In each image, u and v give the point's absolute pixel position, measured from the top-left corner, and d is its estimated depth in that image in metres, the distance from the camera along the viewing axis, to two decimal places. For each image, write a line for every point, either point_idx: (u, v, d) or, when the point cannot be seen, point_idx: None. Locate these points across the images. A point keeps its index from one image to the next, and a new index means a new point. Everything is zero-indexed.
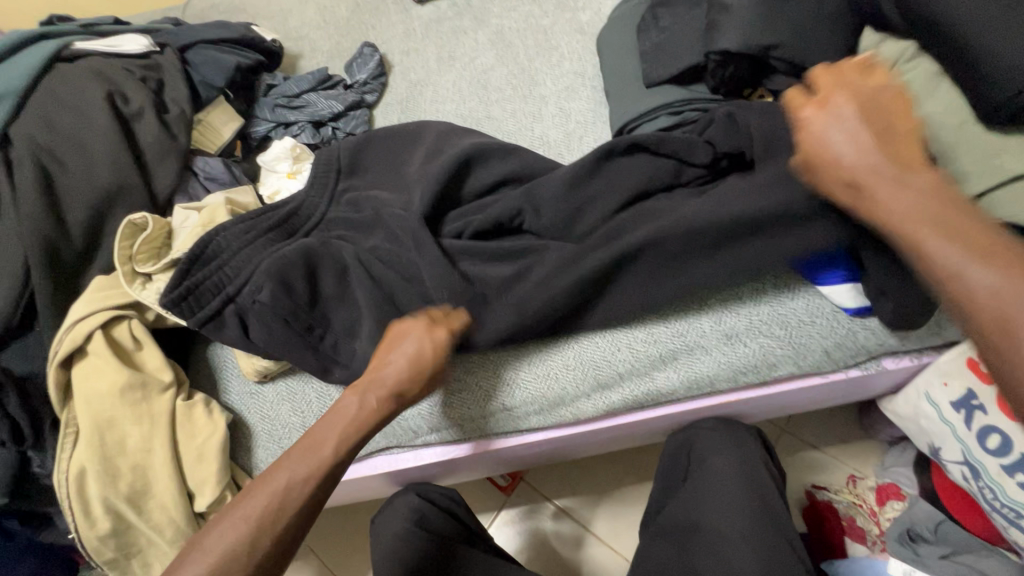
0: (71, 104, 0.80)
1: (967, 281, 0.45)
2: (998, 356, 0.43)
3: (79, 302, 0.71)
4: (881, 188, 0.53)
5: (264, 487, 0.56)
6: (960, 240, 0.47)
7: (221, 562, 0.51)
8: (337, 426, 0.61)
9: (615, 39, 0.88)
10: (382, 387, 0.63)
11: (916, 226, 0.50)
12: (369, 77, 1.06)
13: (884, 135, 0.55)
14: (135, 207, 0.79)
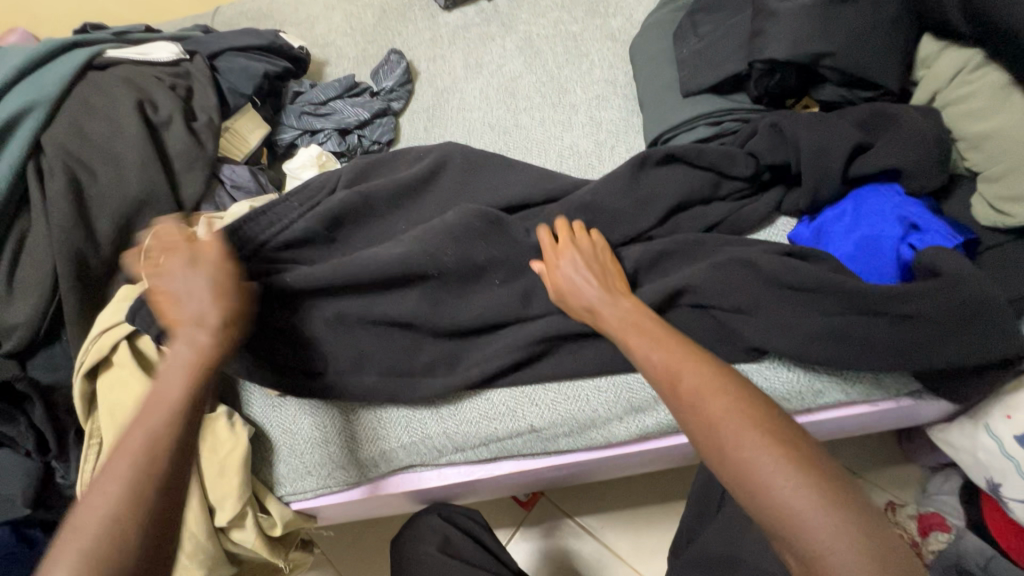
0: (102, 112, 0.80)
1: (753, 464, 0.44)
2: (705, 429, 0.48)
3: (105, 311, 0.70)
4: (602, 305, 0.60)
5: (125, 446, 0.47)
6: (731, 419, 0.47)
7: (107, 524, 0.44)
8: (178, 372, 0.51)
9: (650, 46, 0.85)
10: (203, 321, 0.53)
11: (623, 333, 0.57)
12: (395, 84, 1.04)
13: (638, 334, 0.56)
14: (162, 216, 0.78)
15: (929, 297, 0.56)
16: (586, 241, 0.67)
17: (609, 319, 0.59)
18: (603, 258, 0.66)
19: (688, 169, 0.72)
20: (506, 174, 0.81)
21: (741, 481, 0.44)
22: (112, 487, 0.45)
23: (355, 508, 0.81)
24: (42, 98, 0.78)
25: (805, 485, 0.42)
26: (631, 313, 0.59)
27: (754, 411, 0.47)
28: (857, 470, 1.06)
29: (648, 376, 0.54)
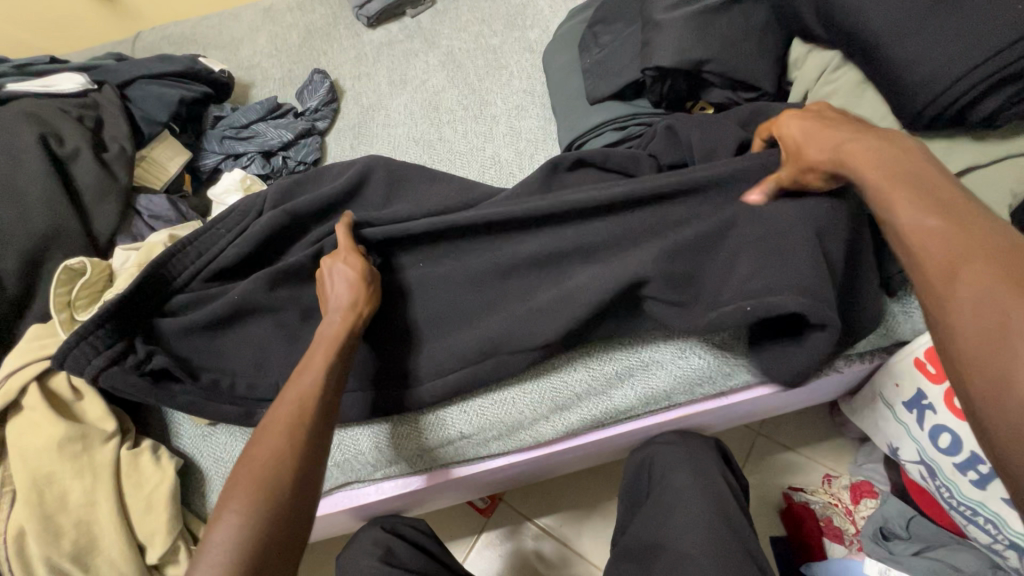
0: (3, 148, 0.77)
1: (995, 333, 0.37)
2: (933, 281, 0.42)
3: (13, 354, 0.68)
4: (829, 156, 0.54)
5: (283, 401, 0.55)
6: (987, 285, 0.39)
7: (262, 476, 0.49)
8: (320, 345, 0.60)
9: (560, 57, 0.89)
10: (346, 309, 0.63)
11: (878, 182, 0.49)
12: (319, 104, 1.05)
13: (909, 191, 0.47)
14: (73, 252, 0.76)
15: None
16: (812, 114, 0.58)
17: (858, 160, 0.51)
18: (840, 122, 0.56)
19: (598, 173, 0.76)
20: (427, 188, 0.82)
21: (984, 348, 0.38)
22: (275, 436, 0.52)
23: None
24: None
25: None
26: (890, 160, 0.49)
27: (1013, 267, 0.39)
28: (794, 447, 1.11)
29: (895, 242, 0.47)
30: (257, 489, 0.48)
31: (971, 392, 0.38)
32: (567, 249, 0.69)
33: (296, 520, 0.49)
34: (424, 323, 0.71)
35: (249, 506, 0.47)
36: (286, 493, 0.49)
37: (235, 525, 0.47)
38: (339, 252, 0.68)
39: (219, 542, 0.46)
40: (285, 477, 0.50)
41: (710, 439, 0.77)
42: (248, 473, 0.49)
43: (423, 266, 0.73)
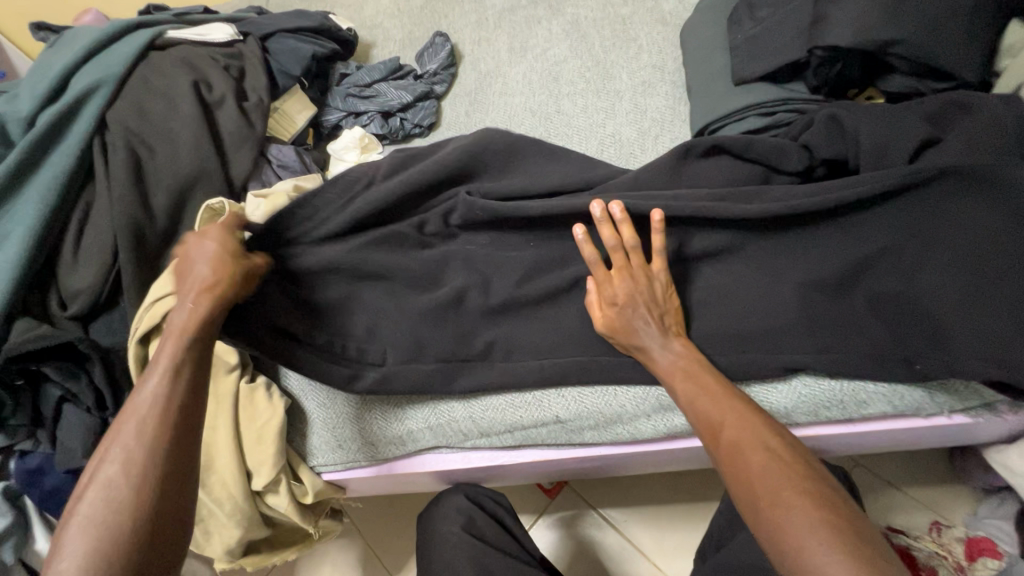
0: (161, 91, 0.83)
1: (786, 516, 0.45)
2: (750, 470, 0.49)
3: (160, 280, 0.73)
4: (655, 351, 0.61)
5: (129, 411, 0.49)
6: (775, 473, 0.48)
7: (105, 509, 0.45)
8: (171, 334, 0.53)
9: (703, 32, 0.82)
10: (207, 289, 0.55)
11: (677, 385, 0.58)
12: (439, 67, 1.04)
13: (696, 391, 0.57)
14: (212, 193, 0.81)
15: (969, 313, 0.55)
16: (644, 273, 0.63)
17: (663, 364, 0.60)
18: (662, 298, 0.63)
19: (732, 162, 0.69)
20: (545, 163, 0.79)
21: (770, 536, 0.46)
22: (115, 461, 0.46)
23: (383, 483, 0.83)
24: (107, 78, 0.82)
25: (832, 538, 0.43)
26: (686, 356, 0.60)
27: (799, 478, 0.47)
28: (899, 485, 1.01)
29: (691, 423, 0.56)
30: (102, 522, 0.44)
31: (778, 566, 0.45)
32: (702, 256, 0.66)
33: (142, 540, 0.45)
34: (537, 302, 0.71)
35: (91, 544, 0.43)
36: (133, 519, 0.45)
37: (77, 553, 0.43)
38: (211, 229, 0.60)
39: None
40: (123, 512, 0.45)
41: None
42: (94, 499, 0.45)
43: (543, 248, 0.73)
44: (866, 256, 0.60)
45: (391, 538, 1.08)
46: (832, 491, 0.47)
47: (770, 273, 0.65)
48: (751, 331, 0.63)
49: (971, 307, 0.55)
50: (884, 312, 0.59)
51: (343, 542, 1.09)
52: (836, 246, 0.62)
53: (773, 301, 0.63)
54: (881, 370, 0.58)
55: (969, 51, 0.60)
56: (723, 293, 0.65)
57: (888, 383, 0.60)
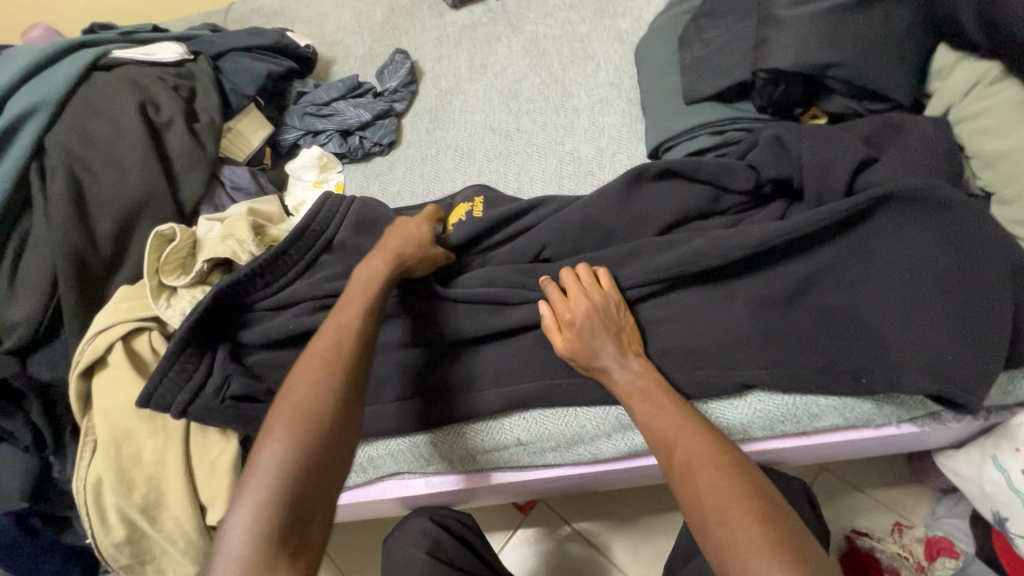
0: (105, 113, 0.81)
1: (732, 535, 0.46)
2: (699, 485, 0.50)
3: (104, 312, 0.72)
4: (613, 370, 0.61)
5: (323, 336, 0.55)
6: (723, 493, 0.48)
7: (311, 423, 0.49)
8: (365, 282, 0.60)
9: (656, 52, 0.84)
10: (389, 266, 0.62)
11: (633, 401, 0.59)
12: (399, 85, 1.04)
13: (652, 407, 0.58)
14: (161, 218, 0.79)
15: (910, 328, 0.56)
16: (599, 290, 0.65)
17: (621, 385, 0.60)
18: (616, 314, 0.64)
19: (683, 184, 0.71)
20: None
21: (715, 550, 0.47)
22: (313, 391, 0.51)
23: (347, 510, 0.81)
24: (46, 100, 0.79)
25: (775, 558, 0.43)
26: (643, 375, 0.61)
27: (746, 492, 0.48)
28: (863, 487, 1.03)
29: (647, 441, 0.57)
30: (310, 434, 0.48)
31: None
32: (661, 279, 0.65)
33: (329, 457, 0.49)
34: (496, 326, 0.69)
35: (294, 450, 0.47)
36: (316, 454, 0.48)
37: (276, 452, 0.47)
38: (424, 218, 0.69)
39: (263, 466, 0.47)
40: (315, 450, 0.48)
41: (788, 481, 0.70)
42: (293, 402, 0.50)
43: (503, 269, 0.73)
44: (811, 272, 0.62)
45: (360, 563, 1.05)
46: (779, 510, 0.47)
47: (722, 291, 0.66)
48: (706, 348, 0.64)
49: (910, 323, 0.56)
50: (830, 328, 0.61)
51: None
52: (783, 265, 0.64)
53: (726, 317, 0.64)
54: (827, 384, 0.60)
55: (903, 72, 0.62)
56: (678, 311, 0.66)
57: (839, 396, 0.61)
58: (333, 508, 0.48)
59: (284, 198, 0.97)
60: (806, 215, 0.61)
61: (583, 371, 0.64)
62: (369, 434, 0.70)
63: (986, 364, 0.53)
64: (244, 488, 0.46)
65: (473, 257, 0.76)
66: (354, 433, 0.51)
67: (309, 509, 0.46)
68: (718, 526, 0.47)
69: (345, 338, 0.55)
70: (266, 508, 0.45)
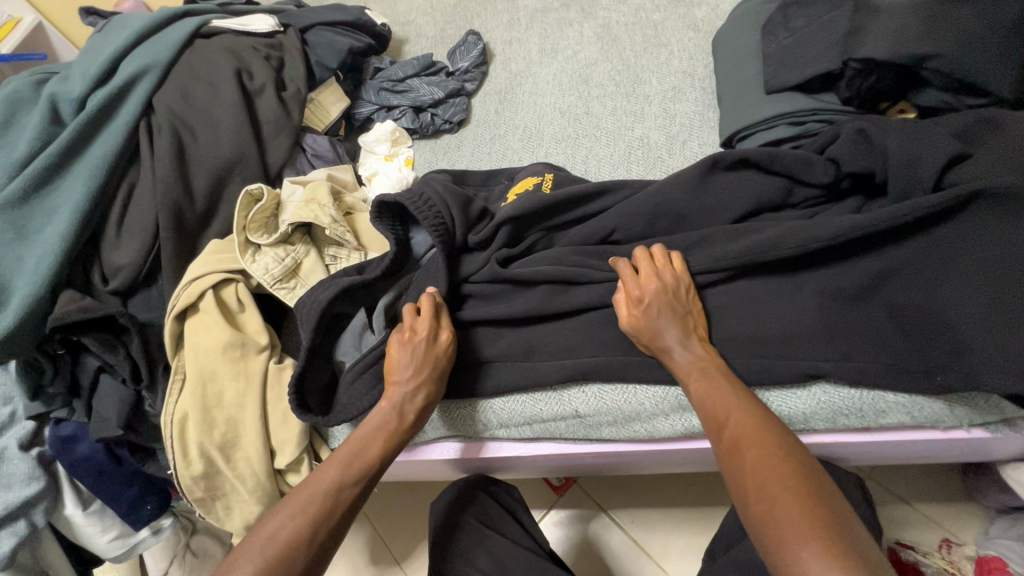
0: (205, 78, 0.86)
1: (772, 509, 0.48)
2: (747, 464, 0.52)
3: (197, 261, 0.77)
4: (675, 351, 0.62)
5: (331, 465, 0.58)
6: (769, 472, 0.50)
7: (280, 553, 0.51)
8: (378, 436, 0.61)
9: (736, 41, 0.83)
10: (412, 405, 0.64)
11: (689, 380, 0.60)
12: (470, 65, 1.06)
13: (709, 389, 0.59)
14: (249, 179, 0.84)
15: (998, 326, 0.55)
16: (670, 273, 0.66)
17: (681, 365, 0.62)
18: (685, 298, 0.65)
19: (759, 174, 0.71)
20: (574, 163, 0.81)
21: (756, 522, 0.49)
22: (295, 516, 0.54)
23: (400, 468, 0.85)
24: (155, 63, 0.85)
25: (813, 534, 0.45)
26: (705, 359, 0.62)
27: (792, 473, 0.50)
28: (911, 501, 1.01)
29: (699, 419, 0.59)
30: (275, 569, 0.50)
31: (766, 559, 0.47)
32: (734, 266, 0.66)
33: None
34: (563, 301, 0.71)
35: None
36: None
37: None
38: (424, 331, 0.66)
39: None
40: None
41: (841, 478, 0.70)
42: (280, 528, 0.53)
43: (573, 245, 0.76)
44: (888, 268, 0.61)
45: (402, 523, 1.10)
46: (824, 492, 0.48)
47: (791, 282, 0.66)
48: (774, 337, 0.64)
49: (995, 323, 0.55)
50: (905, 326, 0.60)
51: (354, 526, 1.12)
52: (857, 260, 0.63)
53: (798, 306, 0.64)
54: (898, 380, 0.59)
55: (1003, 68, 0.61)
56: (748, 301, 0.66)
57: (904, 394, 0.60)
58: None
59: (357, 168, 1.01)
60: (887, 209, 0.60)
61: (641, 348, 0.66)
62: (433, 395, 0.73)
63: None
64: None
65: (542, 238, 0.77)
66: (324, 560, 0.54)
67: None
68: (761, 501, 0.49)
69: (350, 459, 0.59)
70: None
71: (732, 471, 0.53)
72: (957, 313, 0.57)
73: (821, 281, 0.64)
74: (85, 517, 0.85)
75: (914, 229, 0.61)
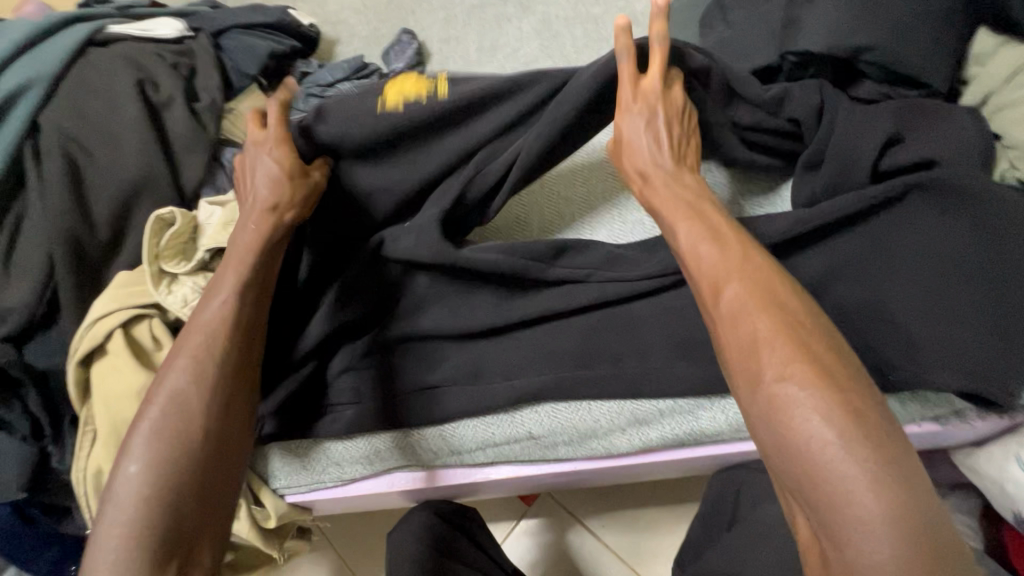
0: (102, 92, 0.78)
1: (787, 394, 0.40)
2: (752, 338, 0.43)
3: (103, 297, 0.69)
4: (656, 178, 0.55)
5: (195, 327, 0.54)
6: (765, 343, 0.42)
7: (176, 419, 0.49)
8: (233, 258, 0.57)
9: (675, 34, 0.81)
10: (266, 212, 0.59)
11: (673, 216, 0.52)
12: (405, 66, 1.00)
13: (694, 228, 0.50)
14: (160, 201, 0.76)
15: (945, 322, 0.55)
16: (652, 88, 0.56)
17: (662, 200, 0.54)
18: (681, 134, 0.57)
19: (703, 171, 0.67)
20: None
21: (770, 412, 0.40)
22: (178, 380, 0.51)
23: (350, 502, 0.80)
24: (40, 77, 0.75)
25: (839, 422, 0.38)
26: (687, 194, 0.54)
27: (807, 348, 0.41)
28: None
29: (684, 270, 0.50)
30: (176, 437, 0.49)
31: (755, 432, 0.42)
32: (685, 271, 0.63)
33: (208, 479, 0.49)
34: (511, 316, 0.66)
35: (163, 446, 0.48)
36: (190, 439, 0.49)
37: (130, 475, 0.47)
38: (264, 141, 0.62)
39: (126, 475, 0.47)
40: (189, 438, 0.49)
41: None
42: (162, 400, 0.50)
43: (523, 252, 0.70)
44: (834, 266, 0.60)
45: (364, 552, 1.05)
46: (840, 356, 0.41)
47: None
48: None
49: (944, 319, 0.55)
50: (856, 325, 0.59)
51: (313, 560, 1.06)
52: (806, 257, 0.61)
53: None
54: None
55: (936, 60, 0.60)
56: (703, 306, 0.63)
57: (860, 394, 0.59)
58: (224, 492, 0.50)
59: None
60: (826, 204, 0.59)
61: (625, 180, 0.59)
62: (379, 427, 0.68)
63: (1012, 361, 0.52)
64: (111, 490, 0.47)
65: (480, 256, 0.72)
66: (239, 404, 0.53)
67: (198, 498, 0.48)
68: (766, 387, 0.41)
69: (208, 298, 0.56)
70: (138, 513, 0.45)
71: (734, 347, 0.44)
72: (908, 308, 0.56)
73: None
74: None
75: (856, 221, 0.60)
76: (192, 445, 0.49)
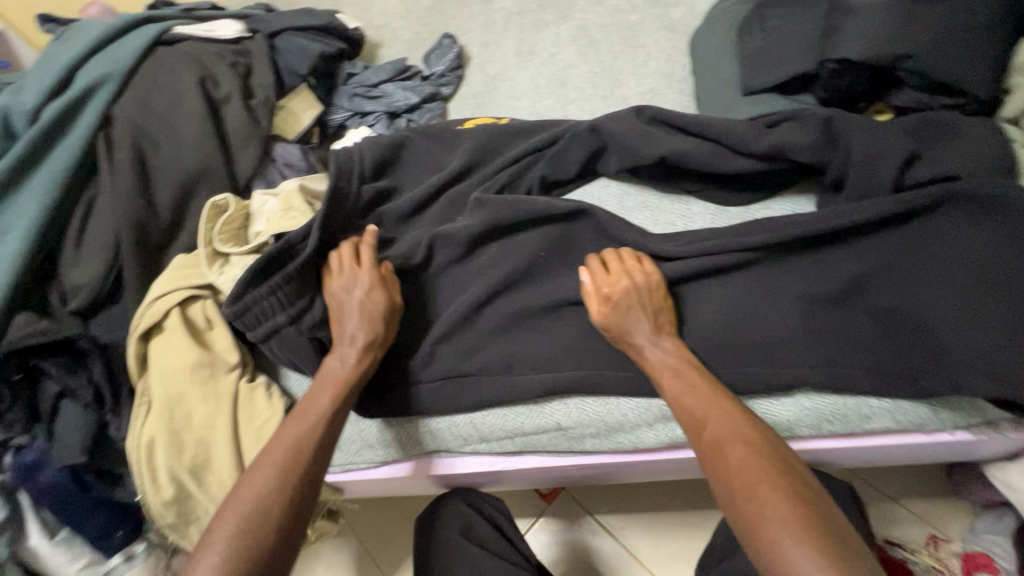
0: (168, 88, 0.83)
1: (762, 512, 0.47)
2: (727, 465, 0.51)
3: (162, 278, 0.74)
4: (641, 336, 0.61)
5: (281, 439, 0.59)
6: (754, 470, 0.49)
7: (251, 515, 0.54)
8: (326, 386, 0.63)
9: (713, 42, 0.82)
10: (362, 345, 0.65)
11: (659, 374, 0.59)
12: (446, 69, 1.04)
13: (681, 385, 0.57)
14: (216, 190, 0.81)
15: (977, 331, 0.55)
16: (639, 272, 0.65)
17: (649, 359, 0.61)
18: (657, 296, 0.64)
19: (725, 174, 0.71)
20: None
21: (748, 535, 0.47)
22: (256, 486, 0.56)
23: (380, 486, 0.83)
24: (114, 72, 0.81)
25: (804, 540, 0.44)
26: (675, 355, 0.60)
27: (781, 477, 0.49)
28: (898, 498, 1.00)
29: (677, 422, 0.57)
30: (247, 531, 0.53)
31: (742, 544, 0.48)
32: (715, 270, 0.65)
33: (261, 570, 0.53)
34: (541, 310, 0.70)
35: (235, 539, 0.53)
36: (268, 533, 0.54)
37: (219, 556, 0.52)
38: (348, 280, 0.67)
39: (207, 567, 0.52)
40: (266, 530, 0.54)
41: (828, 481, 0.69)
42: (240, 504, 0.55)
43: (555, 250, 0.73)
44: (863, 273, 0.61)
45: (388, 539, 1.08)
46: (807, 486, 0.49)
47: (772, 286, 0.64)
48: (758, 344, 0.62)
49: (979, 327, 0.55)
50: (887, 328, 0.59)
51: (338, 544, 1.09)
52: (836, 264, 0.62)
53: (784, 313, 0.62)
54: (885, 388, 0.58)
55: (977, 69, 0.61)
56: (735, 308, 0.64)
57: (890, 400, 0.59)
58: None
59: None
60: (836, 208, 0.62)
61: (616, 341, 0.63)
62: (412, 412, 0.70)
63: None
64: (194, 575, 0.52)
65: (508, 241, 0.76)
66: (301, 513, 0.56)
67: None
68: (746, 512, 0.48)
69: (302, 409, 0.62)
70: None
71: (718, 486, 0.51)
72: (938, 317, 0.57)
73: (799, 291, 0.62)
74: (52, 547, 0.81)
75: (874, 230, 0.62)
76: (265, 545, 0.53)
